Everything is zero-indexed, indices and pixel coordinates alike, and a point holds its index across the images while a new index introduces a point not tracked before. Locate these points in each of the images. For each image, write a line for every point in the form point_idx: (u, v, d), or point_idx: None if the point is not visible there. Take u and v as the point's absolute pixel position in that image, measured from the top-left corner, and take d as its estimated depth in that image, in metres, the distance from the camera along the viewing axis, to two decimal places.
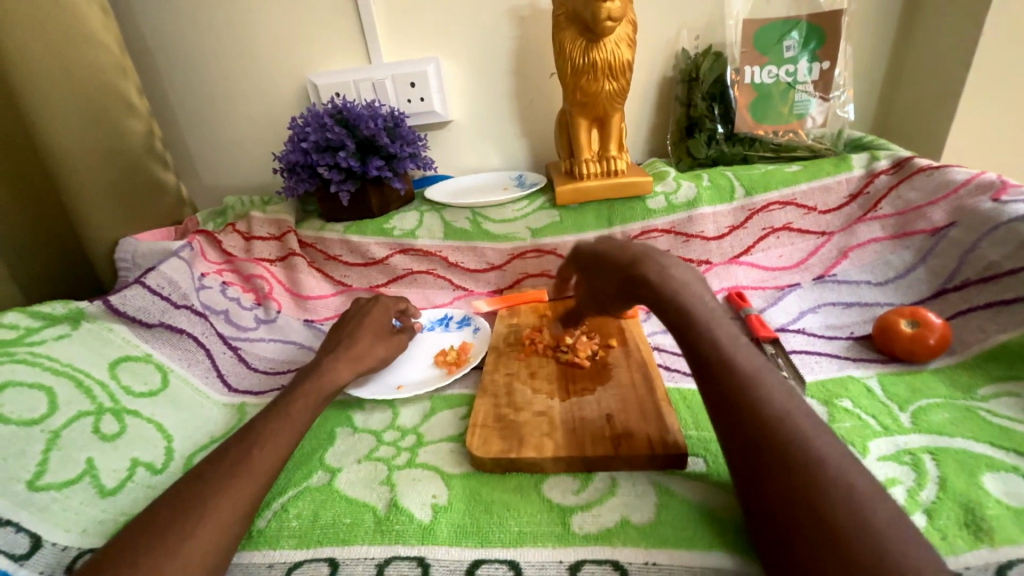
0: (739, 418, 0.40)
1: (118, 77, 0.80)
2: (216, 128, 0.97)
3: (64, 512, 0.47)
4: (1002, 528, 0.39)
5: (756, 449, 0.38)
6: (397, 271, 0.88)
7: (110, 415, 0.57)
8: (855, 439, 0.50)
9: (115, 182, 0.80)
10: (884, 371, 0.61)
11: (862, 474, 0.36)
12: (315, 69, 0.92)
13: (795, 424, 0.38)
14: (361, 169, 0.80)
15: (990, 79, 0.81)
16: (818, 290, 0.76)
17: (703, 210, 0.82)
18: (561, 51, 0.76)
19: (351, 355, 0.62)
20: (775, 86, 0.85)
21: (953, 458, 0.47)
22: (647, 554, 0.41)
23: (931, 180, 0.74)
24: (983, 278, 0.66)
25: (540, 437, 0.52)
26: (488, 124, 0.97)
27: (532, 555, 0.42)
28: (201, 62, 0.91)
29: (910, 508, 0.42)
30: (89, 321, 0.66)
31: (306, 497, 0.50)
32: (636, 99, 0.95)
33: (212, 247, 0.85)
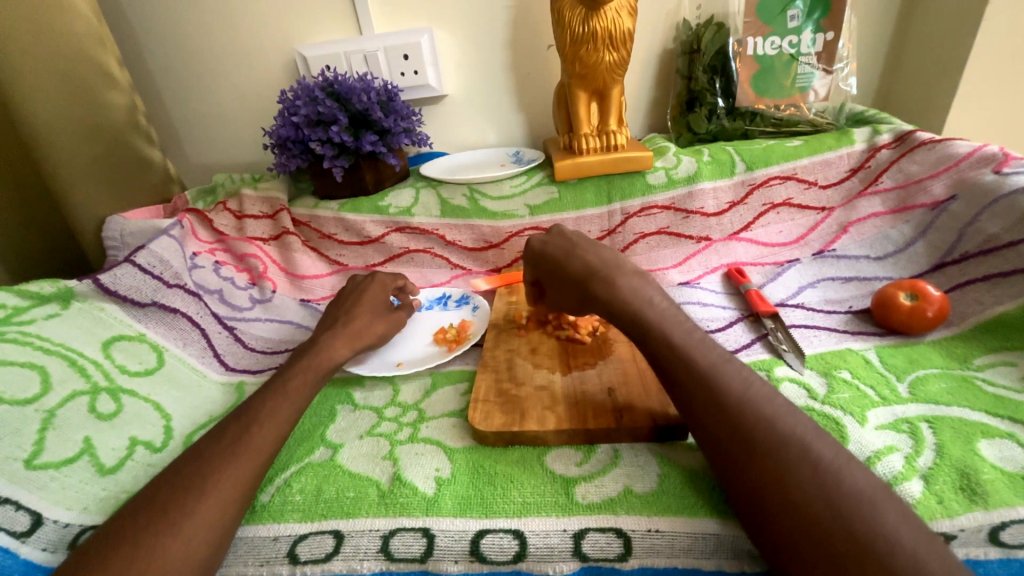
0: (708, 409, 0.42)
1: (97, 47, 0.76)
2: (202, 103, 0.93)
3: (64, 490, 0.47)
4: (996, 492, 0.40)
5: (726, 439, 0.40)
6: (394, 249, 0.87)
7: (106, 394, 0.56)
8: (854, 409, 0.50)
9: (99, 160, 0.78)
10: (882, 344, 0.61)
11: (834, 450, 0.38)
12: (304, 40, 0.88)
13: (761, 409, 0.40)
14: (354, 144, 0.78)
15: (995, 50, 0.80)
16: (817, 265, 0.76)
17: (703, 186, 0.81)
18: (560, 20, 0.74)
19: (350, 332, 0.61)
20: (778, 58, 0.83)
21: (950, 425, 0.47)
22: (649, 522, 0.42)
23: (933, 154, 0.73)
24: (983, 251, 0.66)
25: (542, 411, 0.52)
26: (484, 98, 0.94)
27: (536, 525, 0.43)
28: (183, 32, 0.87)
29: (908, 474, 0.43)
30: (79, 300, 0.64)
31: (309, 472, 0.50)
32: (636, 72, 0.93)
33: (203, 225, 0.83)
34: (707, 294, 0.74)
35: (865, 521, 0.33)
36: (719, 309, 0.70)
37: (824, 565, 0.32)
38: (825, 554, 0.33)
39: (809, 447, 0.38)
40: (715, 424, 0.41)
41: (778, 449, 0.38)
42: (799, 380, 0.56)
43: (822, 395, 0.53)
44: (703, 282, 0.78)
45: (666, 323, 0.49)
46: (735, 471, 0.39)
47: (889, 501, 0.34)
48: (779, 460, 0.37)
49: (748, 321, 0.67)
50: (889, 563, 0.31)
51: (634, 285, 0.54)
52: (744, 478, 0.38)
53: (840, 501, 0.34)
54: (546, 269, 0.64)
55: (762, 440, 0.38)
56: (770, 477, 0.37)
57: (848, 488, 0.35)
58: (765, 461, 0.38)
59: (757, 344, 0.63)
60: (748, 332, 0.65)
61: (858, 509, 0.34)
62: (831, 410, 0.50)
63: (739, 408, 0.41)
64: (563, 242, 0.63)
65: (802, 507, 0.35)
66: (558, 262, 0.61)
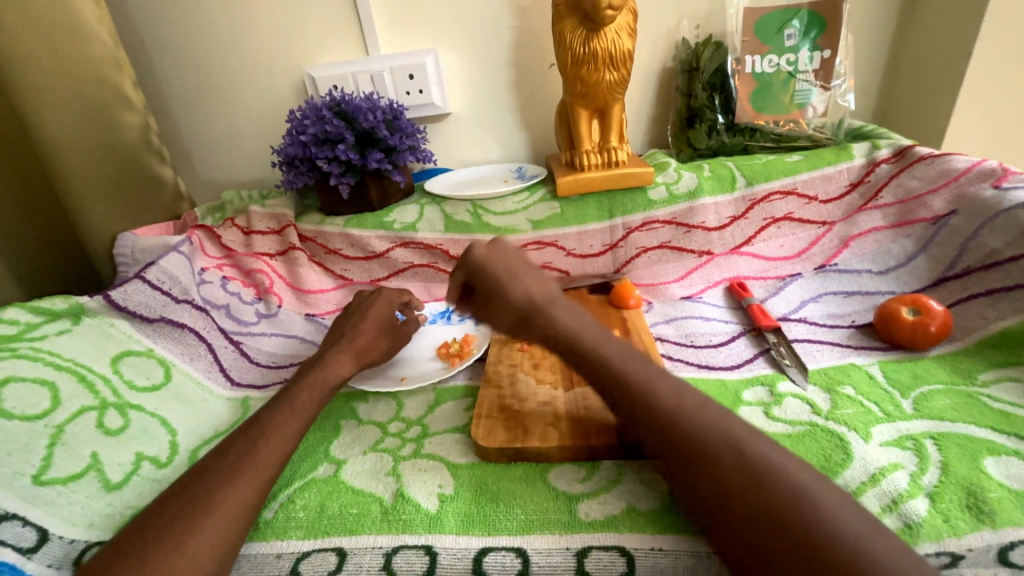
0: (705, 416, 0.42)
1: (112, 70, 0.79)
2: (213, 121, 0.96)
3: (70, 505, 0.47)
4: (1003, 511, 0.40)
5: (674, 450, 0.39)
6: (398, 264, 0.88)
7: (114, 409, 0.57)
8: (858, 426, 0.50)
9: (110, 178, 0.79)
10: (886, 359, 0.61)
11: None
12: (313, 61, 0.91)
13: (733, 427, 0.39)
14: (360, 162, 0.80)
15: (991, 67, 0.81)
16: (819, 279, 0.76)
17: (704, 201, 0.82)
18: (561, 41, 0.76)
19: (356, 348, 0.62)
20: (776, 75, 0.84)
21: (955, 442, 0.47)
22: (653, 540, 0.42)
23: (932, 169, 0.74)
24: (985, 266, 0.66)
25: (545, 427, 0.52)
26: (488, 115, 0.96)
27: (539, 543, 0.43)
28: (197, 54, 0.90)
29: (913, 492, 0.43)
30: (89, 316, 0.65)
31: (312, 488, 0.50)
32: (637, 89, 0.95)
33: (211, 241, 0.85)
34: (709, 308, 0.75)
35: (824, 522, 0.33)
36: (721, 323, 0.71)
37: None
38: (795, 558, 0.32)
39: (758, 453, 0.37)
40: (689, 440, 0.39)
41: (734, 452, 0.37)
42: (802, 396, 0.55)
43: (826, 411, 0.53)
44: (705, 295, 0.79)
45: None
46: (691, 484, 0.38)
47: None
48: (733, 465, 0.37)
49: (751, 335, 0.67)
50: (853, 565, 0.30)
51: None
52: (700, 488, 0.37)
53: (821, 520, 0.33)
54: (483, 288, 0.62)
55: (709, 448, 0.38)
56: (727, 484, 0.36)
57: (805, 493, 0.34)
58: (740, 476, 0.36)
59: (760, 358, 0.63)
60: (751, 346, 0.65)
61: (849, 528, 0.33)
62: (835, 426, 0.50)
63: (684, 420, 0.40)
64: (506, 263, 0.62)
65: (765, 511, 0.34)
66: (499, 283, 0.60)
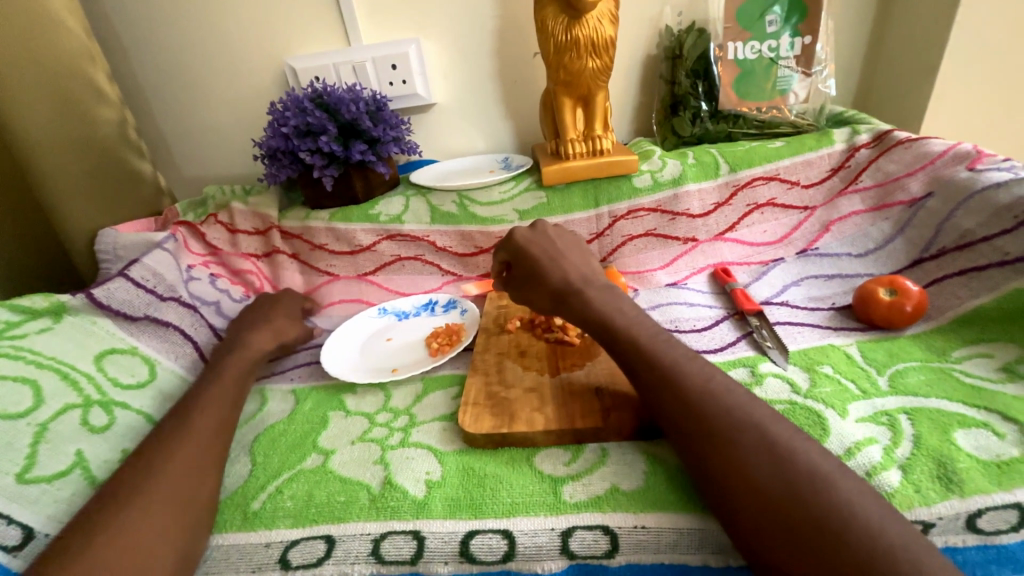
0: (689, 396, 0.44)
1: (86, 62, 0.77)
2: (192, 115, 0.94)
3: (55, 503, 0.47)
4: (971, 480, 0.41)
5: (691, 433, 0.42)
6: (385, 257, 0.88)
7: (98, 407, 0.56)
8: (836, 403, 0.51)
9: (86, 172, 0.78)
10: (863, 339, 0.62)
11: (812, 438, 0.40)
12: (293, 52, 0.89)
13: (721, 401, 0.43)
14: (344, 154, 0.79)
15: (968, 51, 0.82)
16: (801, 263, 0.78)
17: (688, 187, 0.82)
18: (543, 29, 0.75)
19: (273, 328, 0.70)
20: (758, 62, 0.85)
21: (928, 417, 0.48)
22: (636, 518, 0.43)
23: (910, 152, 0.75)
24: (960, 247, 0.67)
25: (531, 413, 0.53)
26: (473, 105, 0.96)
27: (525, 524, 0.44)
28: (173, 46, 0.88)
29: (887, 464, 0.44)
30: (71, 314, 0.64)
31: (301, 478, 0.50)
32: (621, 79, 0.95)
33: (196, 239, 0.84)
34: (694, 294, 0.76)
35: (785, 482, 0.36)
36: (705, 308, 0.72)
37: (792, 549, 0.34)
38: (762, 518, 0.36)
39: (769, 434, 0.40)
40: (679, 417, 0.43)
41: (724, 437, 0.40)
42: (783, 375, 0.56)
43: (805, 390, 0.54)
44: (689, 282, 0.80)
45: (635, 325, 0.53)
46: (703, 464, 0.41)
47: (862, 493, 0.36)
48: (736, 451, 0.39)
49: (734, 319, 0.68)
50: (845, 540, 0.33)
51: (604, 301, 0.57)
52: (711, 470, 0.40)
53: (796, 483, 0.36)
54: (525, 270, 0.64)
55: (724, 431, 0.41)
56: (733, 471, 0.38)
57: (805, 466, 0.37)
58: (727, 450, 0.40)
59: (742, 341, 0.64)
60: (734, 330, 0.66)
61: (811, 488, 0.36)
62: (814, 403, 0.51)
63: (712, 404, 0.43)
64: (548, 244, 0.65)
65: (738, 478, 0.38)
66: (540, 265, 0.63)
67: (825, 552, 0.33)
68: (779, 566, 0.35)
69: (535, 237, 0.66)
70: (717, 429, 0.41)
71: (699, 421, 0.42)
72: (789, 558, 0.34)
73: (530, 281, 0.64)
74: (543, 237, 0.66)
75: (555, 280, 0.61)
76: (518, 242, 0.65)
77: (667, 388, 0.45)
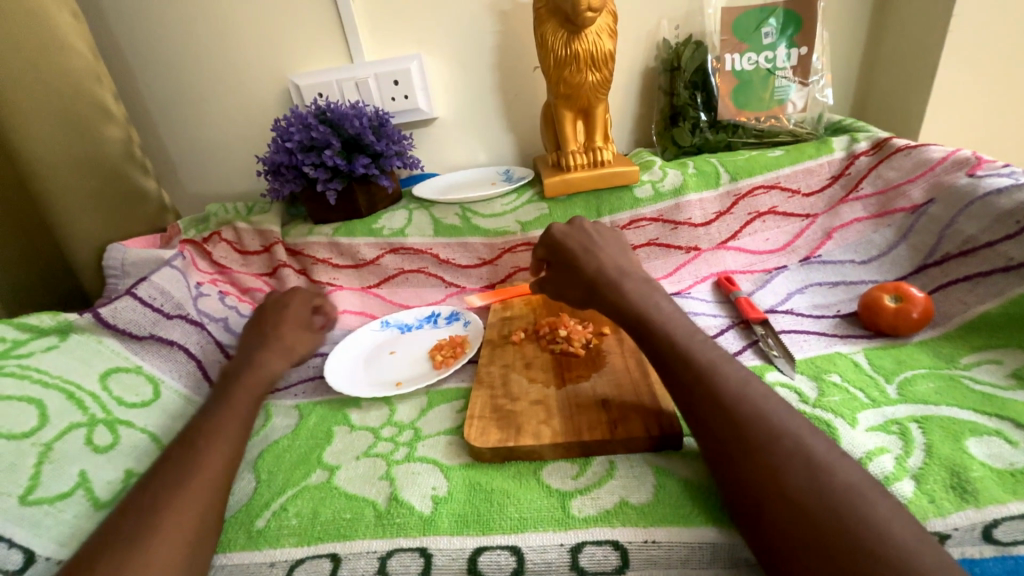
0: (701, 405, 0.44)
1: (92, 81, 0.78)
2: (197, 132, 0.95)
3: (57, 526, 0.47)
4: (985, 489, 0.41)
5: (722, 436, 0.42)
6: (388, 271, 0.88)
7: (103, 426, 0.56)
8: (845, 412, 0.51)
9: (90, 187, 0.78)
10: (870, 346, 0.62)
11: (825, 446, 0.39)
12: (297, 70, 0.91)
13: (758, 406, 0.42)
14: (347, 168, 0.80)
15: (964, 59, 0.83)
16: (804, 271, 0.78)
17: (690, 197, 0.83)
18: (543, 44, 0.76)
19: (286, 347, 0.63)
20: (755, 72, 0.86)
21: (938, 425, 0.48)
22: (646, 533, 0.42)
23: (910, 159, 0.76)
24: (963, 253, 0.67)
25: (537, 426, 0.52)
26: (474, 119, 0.97)
27: (534, 539, 0.43)
28: (179, 66, 0.90)
29: (899, 474, 0.43)
30: (78, 332, 0.64)
31: (306, 495, 0.50)
32: (620, 91, 0.96)
33: (203, 257, 0.85)
34: (698, 303, 0.75)
35: (818, 494, 0.36)
36: (710, 317, 0.71)
37: (820, 563, 0.34)
38: (791, 530, 0.36)
39: (803, 443, 0.39)
40: (710, 419, 0.43)
41: (755, 445, 0.40)
42: (791, 385, 0.56)
43: (813, 399, 0.53)
44: (693, 291, 0.80)
45: (640, 336, 0.53)
46: (732, 467, 0.40)
47: (887, 505, 0.36)
48: (769, 459, 0.39)
49: (739, 328, 0.68)
50: (879, 555, 0.32)
51: (609, 311, 0.57)
52: (741, 475, 0.39)
53: (832, 496, 0.36)
54: (561, 263, 0.66)
55: (759, 439, 0.40)
56: (763, 481, 0.38)
57: (841, 481, 0.37)
58: (759, 457, 0.39)
59: (748, 350, 0.64)
60: (739, 339, 0.66)
61: (844, 500, 0.35)
62: (822, 413, 0.51)
63: (739, 409, 0.42)
64: (584, 238, 0.66)
65: (764, 485, 0.38)
66: (576, 259, 0.64)
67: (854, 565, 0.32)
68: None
69: (572, 231, 0.68)
70: (750, 435, 0.40)
71: (729, 423, 0.42)
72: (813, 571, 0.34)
73: (567, 271, 0.65)
74: (582, 230, 0.68)
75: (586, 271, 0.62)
76: (555, 236, 0.68)
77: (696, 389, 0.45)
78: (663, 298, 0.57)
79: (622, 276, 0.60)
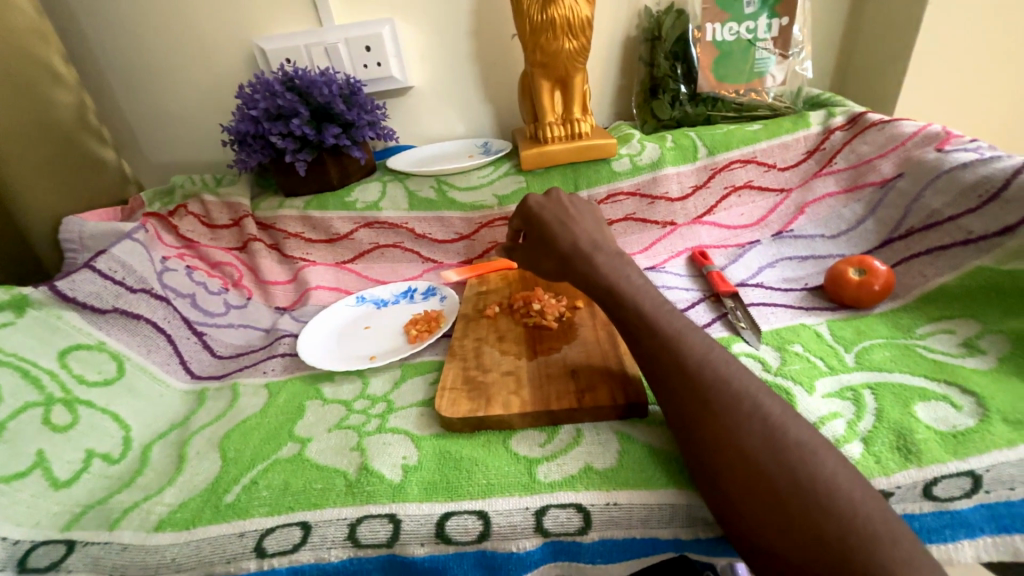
0: (665, 374, 0.45)
1: (37, 41, 0.74)
2: (158, 100, 0.91)
3: (14, 505, 0.47)
4: (928, 450, 0.43)
5: (687, 402, 0.43)
6: (363, 246, 0.87)
7: (61, 405, 0.55)
8: (804, 379, 0.53)
9: (53, 160, 0.75)
10: (834, 318, 0.64)
11: (781, 408, 0.41)
12: (262, 33, 0.86)
13: (718, 370, 0.43)
14: (316, 137, 0.77)
15: (942, 31, 0.83)
16: (776, 245, 0.79)
17: (666, 171, 0.82)
18: (519, 9, 0.74)
19: None
20: (736, 43, 0.84)
21: (891, 391, 0.50)
22: (609, 496, 0.44)
23: (883, 134, 0.76)
24: (927, 226, 0.69)
25: (507, 396, 0.53)
26: (450, 89, 0.94)
27: (500, 504, 0.44)
28: (134, 27, 0.85)
29: (849, 437, 0.45)
30: (34, 308, 0.61)
31: (277, 468, 0.50)
32: (601, 61, 0.94)
33: (167, 230, 0.81)
34: (672, 277, 0.76)
35: (773, 452, 0.38)
36: (682, 290, 0.72)
37: (772, 516, 0.36)
38: (747, 487, 0.37)
39: (761, 405, 0.41)
40: (675, 385, 0.44)
41: (716, 407, 0.41)
42: (755, 355, 0.58)
43: (775, 367, 0.55)
44: (668, 265, 0.80)
45: (609, 308, 0.53)
46: (693, 431, 0.42)
47: (837, 462, 0.37)
48: (728, 422, 0.40)
49: (710, 301, 0.69)
50: (825, 506, 0.34)
51: (580, 284, 0.58)
52: (703, 438, 0.41)
53: (786, 456, 0.37)
54: (536, 236, 0.66)
55: (717, 402, 0.41)
56: (722, 441, 0.39)
57: (794, 442, 0.38)
58: (720, 419, 0.40)
59: (717, 322, 0.65)
60: (709, 311, 0.67)
61: (798, 458, 0.37)
62: (783, 381, 0.53)
63: (701, 376, 0.43)
64: (559, 210, 0.66)
65: (722, 446, 0.39)
66: (552, 231, 0.64)
67: (803, 517, 0.34)
68: (760, 528, 0.36)
69: (548, 204, 0.67)
70: (710, 399, 0.42)
71: (693, 386, 0.43)
72: (765, 522, 0.36)
73: (541, 244, 0.65)
74: (558, 199, 0.68)
75: (562, 244, 0.62)
76: (532, 209, 0.67)
77: (660, 357, 0.46)
78: (634, 267, 0.57)
79: (595, 250, 0.60)
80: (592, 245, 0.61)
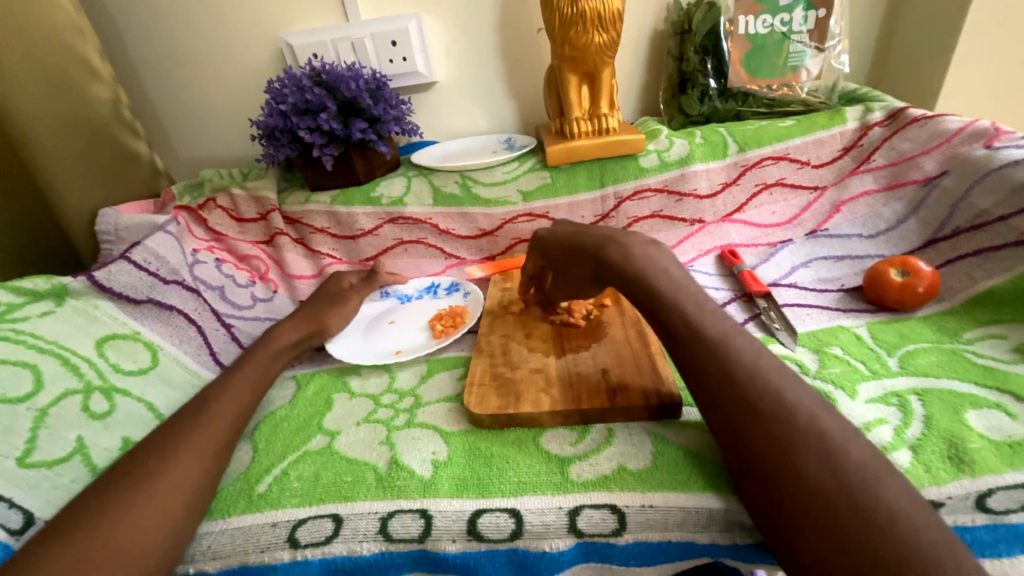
0: (711, 379, 0.44)
1: (75, 36, 0.75)
2: (188, 95, 0.92)
3: (56, 489, 0.48)
4: (982, 459, 0.41)
5: (737, 411, 0.41)
6: (387, 241, 0.87)
7: (99, 393, 0.56)
8: (845, 383, 0.51)
9: (85, 153, 0.77)
10: (873, 320, 0.62)
11: (841, 425, 0.39)
12: (289, 28, 0.87)
13: (770, 380, 0.42)
14: (344, 132, 0.77)
15: (990, 22, 0.79)
16: (810, 244, 0.76)
17: (696, 167, 0.80)
18: (549, 1, 0.73)
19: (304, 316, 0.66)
20: (770, 36, 0.81)
21: (939, 397, 0.48)
22: (644, 497, 0.43)
23: (925, 130, 0.73)
24: (974, 226, 0.66)
25: (536, 394, 0.52)
26: (475, 84, 0.93)
27: (532, 503, 0.44)
28: (166, 23, 0.86)
29: (897, 444, 0.44)
30: (73, 297, 0.63)
31: (308, 459, 0.50)
32: (628, 56, 0.93)
33: (198, 224, 0.83)
34: (702, 276, 0.74)
35: (828, 466, 0.36)
36: (712, 290, 0.70)
37: (823, 533, 0.34)
38: (800, 501, 0.36)
39: (818, 420, 0.39)
40: (722, 391, 0.43)
41: (767, 417, 0.40)
42: (792, 357, 0.56)
43: (813, 370, 0.53)
44: (696, 264, 0.79)
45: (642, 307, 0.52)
46: (742, 439, 0.40)
47: (896, 482, 0.36)
48: (781, 434, 0.39)
49: (741, 301, 0.67)
50: (886, 528, 0.33)
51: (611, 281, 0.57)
52: (752, 449, 0.39)
53: (845, 473, 0.36)
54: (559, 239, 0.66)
55: (770, 413, 0.40)
56: (773, 453, 0.38)
57: (853, 459, 0.37)
58: (772, 429, 0.39)
59: (750, 323, 0.63)
60: (741, 312, 0.65)
61: (859, 479, 0.35)
62: (822, 384, 0.51)
63: (752, 386, 0.42)
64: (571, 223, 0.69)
65: (773, 457, 0.38)
66: (578, 232, 0.64)
67: (861, 538, 0.33)
68: (807, 545, 0.34)
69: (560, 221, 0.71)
70: (762, 409, 0.40)
71: (743, 395, 0.42)
72: (814, 539, 0.34)
73: (568, 244, 0.64)
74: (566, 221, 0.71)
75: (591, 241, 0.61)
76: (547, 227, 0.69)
77: (705, 362, 0.45)
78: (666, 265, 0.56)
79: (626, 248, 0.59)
80: (622, 242, 0.60)
